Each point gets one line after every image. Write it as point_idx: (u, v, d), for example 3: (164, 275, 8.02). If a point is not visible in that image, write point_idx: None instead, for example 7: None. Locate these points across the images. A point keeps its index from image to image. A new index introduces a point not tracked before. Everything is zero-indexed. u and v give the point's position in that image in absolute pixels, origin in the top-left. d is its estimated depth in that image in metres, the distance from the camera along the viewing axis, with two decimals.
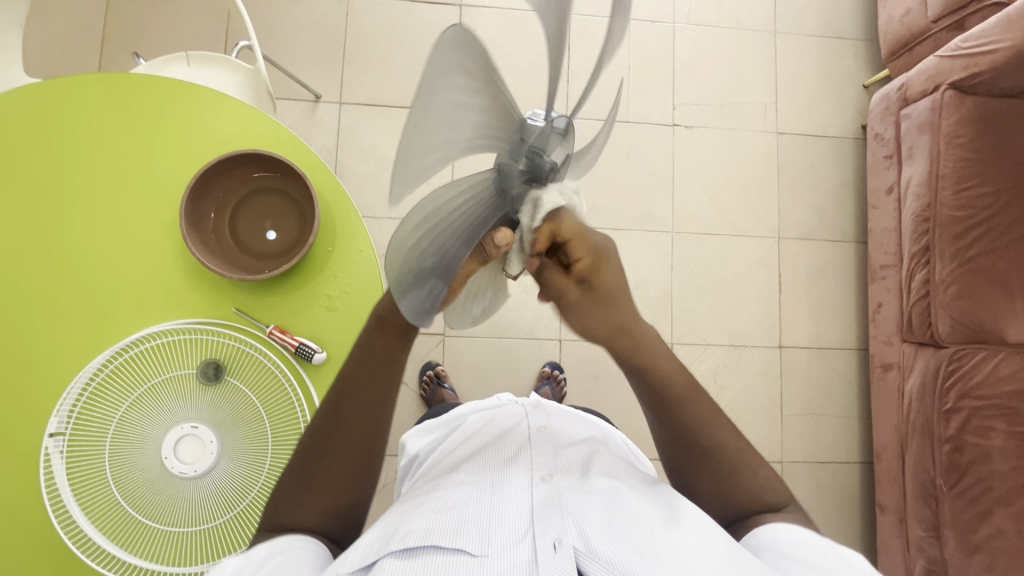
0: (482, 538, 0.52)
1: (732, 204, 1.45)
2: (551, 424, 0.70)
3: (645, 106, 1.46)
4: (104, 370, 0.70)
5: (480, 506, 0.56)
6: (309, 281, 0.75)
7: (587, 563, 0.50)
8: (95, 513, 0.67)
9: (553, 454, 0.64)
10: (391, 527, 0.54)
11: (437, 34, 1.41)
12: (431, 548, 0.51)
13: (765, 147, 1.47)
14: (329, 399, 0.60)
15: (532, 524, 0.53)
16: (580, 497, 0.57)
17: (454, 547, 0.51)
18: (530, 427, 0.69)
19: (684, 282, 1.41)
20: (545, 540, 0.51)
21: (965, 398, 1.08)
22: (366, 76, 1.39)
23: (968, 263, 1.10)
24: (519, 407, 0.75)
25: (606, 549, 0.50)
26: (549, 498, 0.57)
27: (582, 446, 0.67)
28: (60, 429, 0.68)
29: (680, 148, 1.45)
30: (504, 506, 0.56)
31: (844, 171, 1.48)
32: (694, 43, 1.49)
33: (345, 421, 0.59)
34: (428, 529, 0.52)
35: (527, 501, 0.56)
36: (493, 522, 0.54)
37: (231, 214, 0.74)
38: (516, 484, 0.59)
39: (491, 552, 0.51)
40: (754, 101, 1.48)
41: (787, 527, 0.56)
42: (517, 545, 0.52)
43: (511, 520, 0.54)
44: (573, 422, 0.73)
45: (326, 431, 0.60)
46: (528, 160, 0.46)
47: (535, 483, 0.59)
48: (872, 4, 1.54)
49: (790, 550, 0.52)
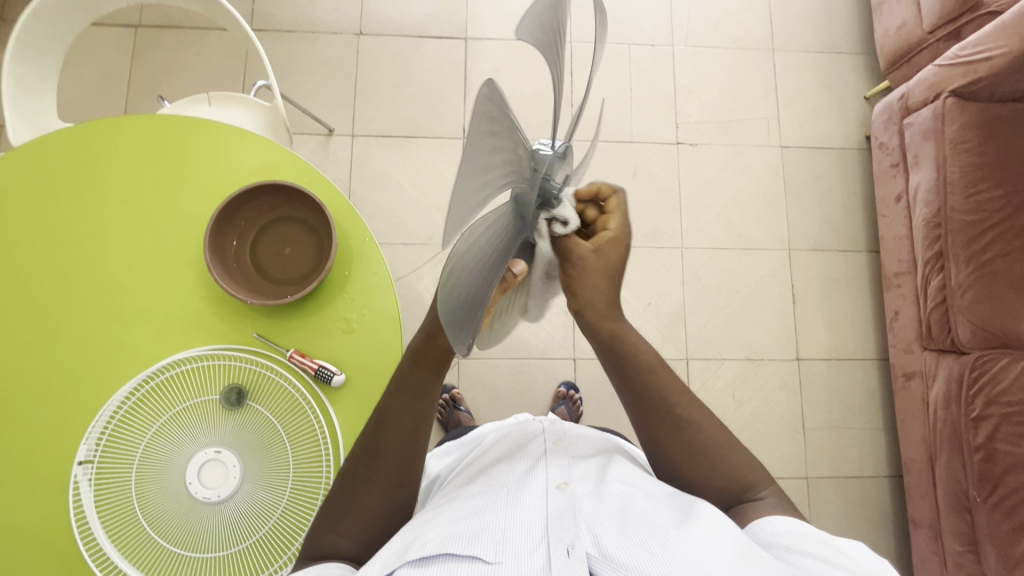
0: (497, 546, 0.53)
1: (740, 218, 1.45)
2: (567, 437, 0.71)
3: (649, 125, 1.49)
4: (133, 397, 0.71)
5: (496, 515, 0.57)
6: (327, 305, 0.77)
7: (600, 566, 0.51)
8: (123, 541, 0.68)
9: (569, 464, 0.64)
10: (409, 537, 0.55)
11: (444, 67, 1.47)
12: (445, 557, 0.51)
13: (770, 161, 1.49)
14: (369, 427, 0.62)
15: (546, 532, 0.54)
16: (596, 503, 0.58)
17: (468, 554, 0.51)
18: (547, 439, 0.70)
19: (696, 297, 1.41)
20: (559, 546, 0.52)
21: (992, 405, 1.06)
22: (378, 109, 1.44)
23: (984, 266, 1.09)
24: (537, 424, 0.76)
25: (620, 553, 0.51)
26: (565, 504, 0.57)
27: (598, 456, 0.68)
28: (88, 457, 0.69)
29: (685, 165, 1.47)
30: (520, 514, 0.56)
31: (851, 181, 1.49)
32: (694, 64, 1.52)
33: (382, 450, 0.60)
34: (444, 537, 0.53)
35: (542, 510, 0.57)
36: (508, 531, 0.54)
37: (252, 242, 0.77)
38: (533, 490, 0.60)
39: (505, 560, 0.51)
40: (757, 117, 1.51)
41: (787, 521, 0.55)
42: (532, 552, 0.52)
43: (526, 527, 0.55)
44: (590, 438, 0.73)
45: (363, 461, 0.61)
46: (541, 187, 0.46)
47: (550, 492, 0.59)
48: (867, 19, 1.57)
49: (797, 544, 0.52)
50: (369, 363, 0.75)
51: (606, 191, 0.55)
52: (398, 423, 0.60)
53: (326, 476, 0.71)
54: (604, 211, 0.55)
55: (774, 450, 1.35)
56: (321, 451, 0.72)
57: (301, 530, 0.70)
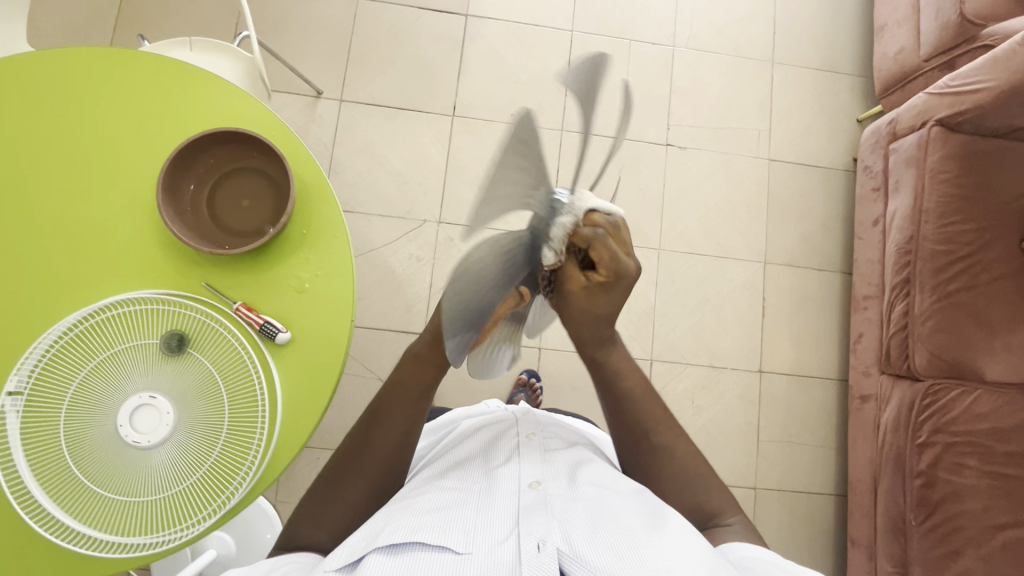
0: (466, 539, 0.55)
1: (719, 227, 1.46)
2: (541, 432, 0.75)
3: (641, 123, 1.48)
4: (72, 332, 0.70)
5: (468, 509, 0.59)
6: (281, 261, 0.75)
7: (570, 563, 0.53)
8: (46, 478, 0.67)
9: (542, 461, 0.67)
10: (381, 523, 0.57)
11: (441, 42, 1.45)
12: (417, 545, 0.54)
13: (757, 173, 1.49)
14: (361, 425, 0.68)
15: (516, 525, 0.57)
16: (567, 500, 0.61)
17: (439, 544, 0.54)
18: (520, 435, 0.73)
19: (667, 300, 1.42)
20: (530, 539, 0.54)
21: (938, 433, 1.08)
22: (369, 76, 1.42)
23: (948, 297, 1.11)
24: (510, 414, 0.79)
25: (589, 552, 0.53)
26: (537, 501, 0.60)
27: (569, 453, 0.71)
28: (17, 391, 0.68)
29: (672, 167, 1.47)
30: (493, 511, 0.59)
31: (834, 202, 1.50)
32: (693, 66, 1.52)
33: (374, 446, 0.67)
34: (416, 527, 0.55)
35: (514, 506, 0.60)
36: (478, 525, 0.57)
37: (210, 190, 0.76)
38: (507, 488, 0.63)
39: (476, 550, 0.54)
40: (749, 127, 1.51)
41: (750, 547, 0.61)
42: (502, 544, 0.55)
43: (498, 521, 0.58)
44: (562, 433, 0.76)
45: (354, 453, 0.67)
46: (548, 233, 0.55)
47: (523, 490, 0.62)
48: (870, 42, 1.58)
49: (754, 563, 0.58)
50: (317, 324, 0.75)
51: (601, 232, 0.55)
52: (395, 424, 0.67)
53: (261, 431, 0.71)
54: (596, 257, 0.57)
55: (726, 458, 1.37)
56: (258, 405, 0.72)
57: (230, 482, 0.70)
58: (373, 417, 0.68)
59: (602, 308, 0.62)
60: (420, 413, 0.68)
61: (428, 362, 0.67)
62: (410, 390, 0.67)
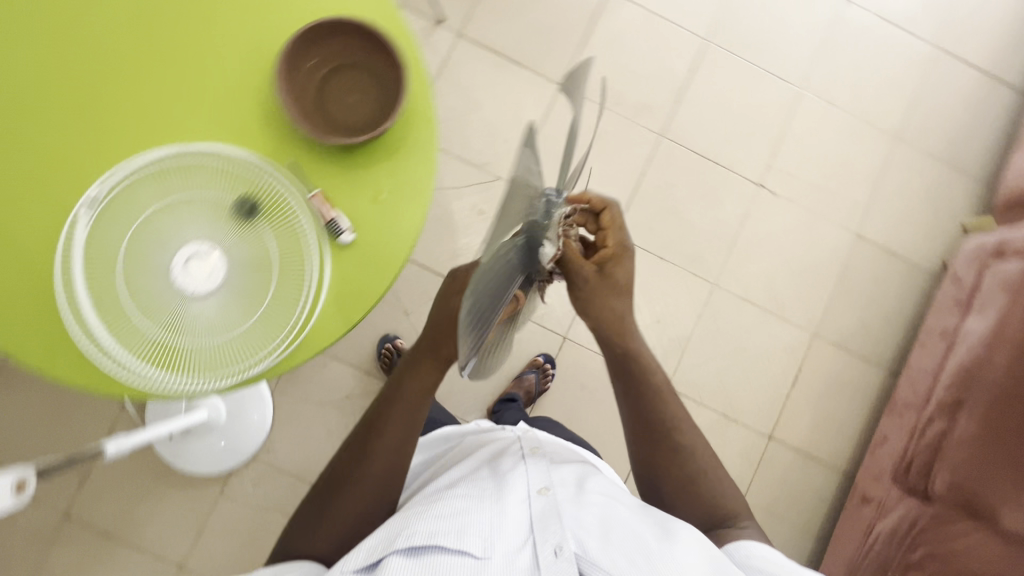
0: (483, 543, 0.61)
1: (781, 284, 1.41)
2: (542, 446, 0.80)
3: (741, 156, 1.43)
4: (159, 164, 0.73)
5: (482, 511, 0.64)
6: (368, 166, 0.76)
7: (585, 566, 0.61)
8: (93, 288, 0.70)
9: (547, 470, 0.73)
10: (396, 527, 0.63)
11: (574, 9, 1.41)
12: (436, 548, 0.60)
13: (839, 244, 1.43)
14: (362, 428, 0.73)
15: (529, 532, 0.63)
16: (575, 509, 0.67)
17: (458, 548, 0.60)
18: (523, 447, 0.78)
19: (704, 337, 1.38)
20: (545, 546, 0.61)
21: (929, 559, 1.04)
22: (493, 19, 1.40)
23: (994, 432, 1.03)
24: (510, 434, 0.85)
25: (603, 558, 0.61)
26: (546, 508, 0.66)
27: (572, 468, 0.76)
28: (94, 202, 0.71)
29: (756, 209, 1.42)
30: (504, 515, 0.64)
31: (907, 299, 1.43)
32: (815, 115, 1.45)
33: (371, 456, 0.71)
34: (434, 531, 0.61)
35: (525, 513, 0.65)
36: (494, 527, 0.63)
37: (325, 75, 0.75)
38: (516, 493, 0.68)
39: (492, 554, 0.60)
40: (848, 195, 1.44)
41: (760, 545, 0.65)
42: (518, 553, 0.61)
43: (511, 528, 0.63)
44: (561, 454, 0.82)
45: (353, 458, 0.72)
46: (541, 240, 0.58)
47: (531, 496, 0.68)
48: (1006, 152, 1.48)
49: (763, 565, 0.63)
50: (382, 237, 0.75)
51: (599, 207, 0.72)
52: (395, 430, 0.72)
53: (297, 317, 0.73)
54: (602, 227, 0.73)
55: None
56: (303, 291, 0.73)
57: (254, 352, 0.71)
58: (374, 423, 0.72)
59: (620, 279, 0.73)
60: (419, 415, 0.74)
61: (426, 373, 0.72)
62: (416, 389, 0.72)
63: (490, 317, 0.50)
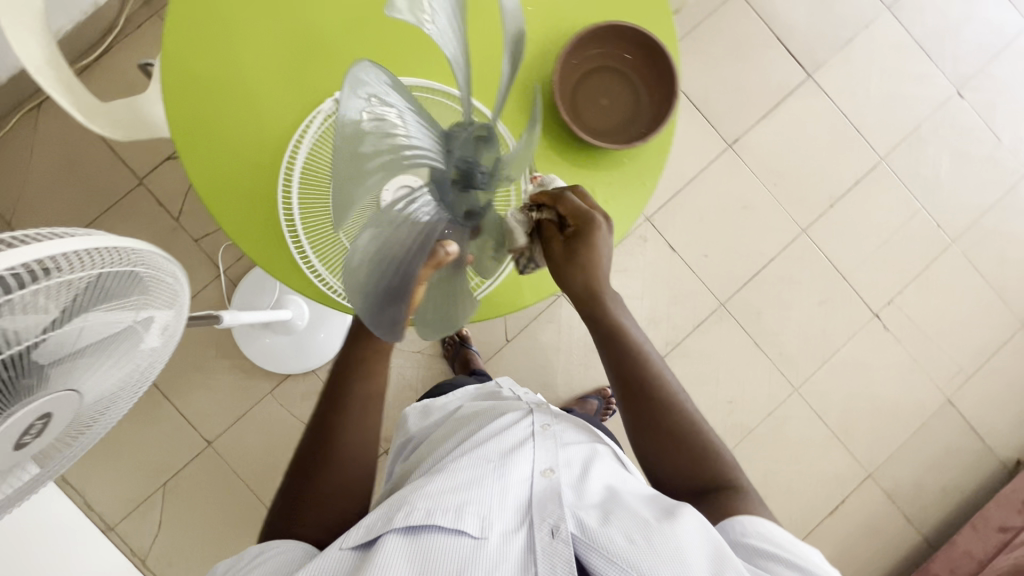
0: (482, 522, 0.56)
1: (857, 414, 1.40)
2: (554, 419, 0.73)
3: (870, 279, 1.42)
4: None
5: (480, 487, 0.59)
6: (593, 170, 0.77)
7: (584, 549, 0.55)
8: (311, 184, 0.72)
9: (555, 447, 0.67)
10: (394, 501, 0.58)
11: (771, 79, 1.41)
12: (432, 527, 0.55)
13: (927, 400, 1.41)
14: (330, 395, 0.66)
15: (529, 512, 0.59)
16: (578, 494, 0.61)
17: (456, 527, 0.55)
18: (535, 419, 0.71)
19: (765, 433, 1.38)
20: (544, 527, 0.57)
21: None
22: (692, 57, 1.40)
23: None
24: (521, 401, 0.78)
25: (604, 539, 0.55)
26: (549, 490, 0.61)
27: (583, 444, 0.69)
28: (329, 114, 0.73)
29: (862, 335, 1.41)
30: (503, 491, 0.60)
31: (969, 478, 1.41)
32: (954, 270, 1.43)
33: (341, 427, 0.65)
34: (431, 507, 0.56)
35: (524, 493, 0.61)
36: (493, 506, 0.58)
37: (589, 71, 0.77)
38: (519, 471, 0.63)
39: (489, 535, 0.55)
40: (954, 357, 1.42)
41: (761, 520, 0.60)
42: (516, 534, 0.56)
43: (507, 505, 0.59)
44: (575, 424, 0.74)
45: (329, 424, 0.65)
46: (458, 167, 0.49)
47: (535, 477, 0.62)
48: None
49: (767, 547, 0.57)
50: None
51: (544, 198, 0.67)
52: (359, 390, 0.66)
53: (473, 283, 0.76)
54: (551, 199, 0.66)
55: None
56: None
57: None
58: (337, 397, 0.66)
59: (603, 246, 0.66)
60: (384, 379, 0.67)
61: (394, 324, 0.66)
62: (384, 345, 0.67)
63: (376, 282, 0.44)
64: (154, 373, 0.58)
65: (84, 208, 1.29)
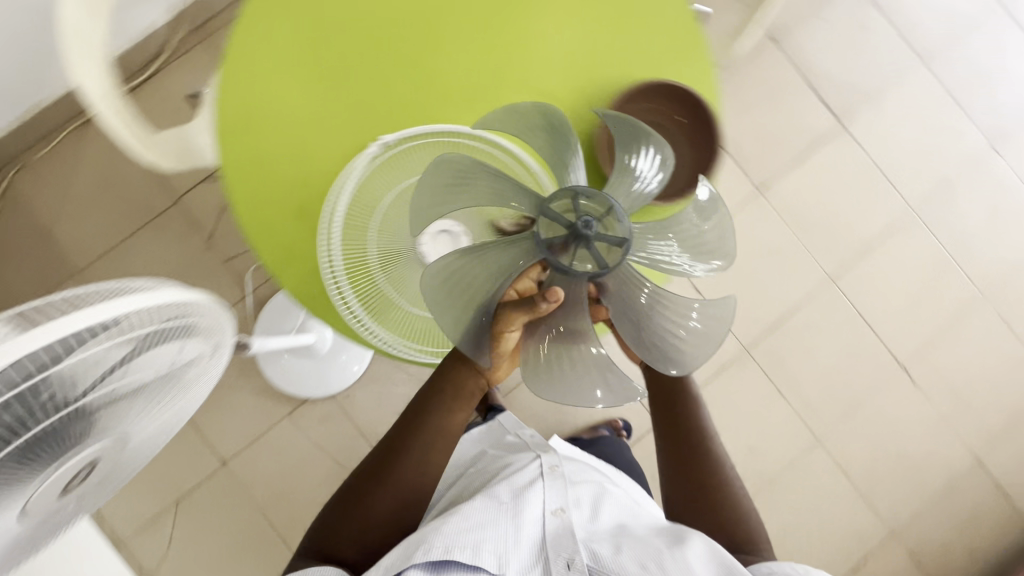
0: (500, 560, 0.62)
1: (881, 470, 1.36)
2: (559, 464, 0.80)
3: (897, 330, 1.39)
4: (451, 139, 0.75)
5: (494, 528, 0.65)
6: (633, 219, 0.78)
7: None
8: (351, 224, 0.74)
9: (565, 487, 0.75)
10: (414, 540, 0.63)
11: (800, 125, 1.41)
12: (455, 563, 0.61)
13: (954, 459, 1.37)
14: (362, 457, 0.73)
15: (546, 548, 0.67)
16: (588, 530, 0.70)
17: (474, 564, 0.60)
18: (543, 463, 0.79)
19: (786, 484, 1.34)
20: (561, 561, 0.65)
21: None
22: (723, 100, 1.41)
23: None
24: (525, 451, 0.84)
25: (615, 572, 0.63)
26: (561, 528, 0.69)
27: (589, 484, 0.78)
28: (374, 156, 0.74)
29: (888, 387, 1.38)
30: (522, 528, 0.67)
31: (996, 543, 1.37)
32: (983, 324, 1.41)
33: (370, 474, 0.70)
34: (449, 546, 0.61)
35: (539, 531, 0.68)
36: (510, 544, 0.64)
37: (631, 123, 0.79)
38: (532, 511, 0.70)
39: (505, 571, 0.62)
40: (982, 415, 1.39)
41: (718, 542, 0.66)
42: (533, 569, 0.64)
43: (526, 543, 0.66)
44: (578, 471, 0.82)
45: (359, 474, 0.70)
46: (564, 226, 0.55)
47: (547, 515, 0.70)
48: None
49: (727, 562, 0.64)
50: None
51: None
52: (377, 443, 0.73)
53: None
54: None
55: None
56: None
57: None
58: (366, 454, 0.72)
59: None
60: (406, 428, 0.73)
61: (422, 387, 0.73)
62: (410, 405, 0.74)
63: (450, 309, 0.55)
64: (204, 392, 0.62)
65: (120, 224, 1.32)
